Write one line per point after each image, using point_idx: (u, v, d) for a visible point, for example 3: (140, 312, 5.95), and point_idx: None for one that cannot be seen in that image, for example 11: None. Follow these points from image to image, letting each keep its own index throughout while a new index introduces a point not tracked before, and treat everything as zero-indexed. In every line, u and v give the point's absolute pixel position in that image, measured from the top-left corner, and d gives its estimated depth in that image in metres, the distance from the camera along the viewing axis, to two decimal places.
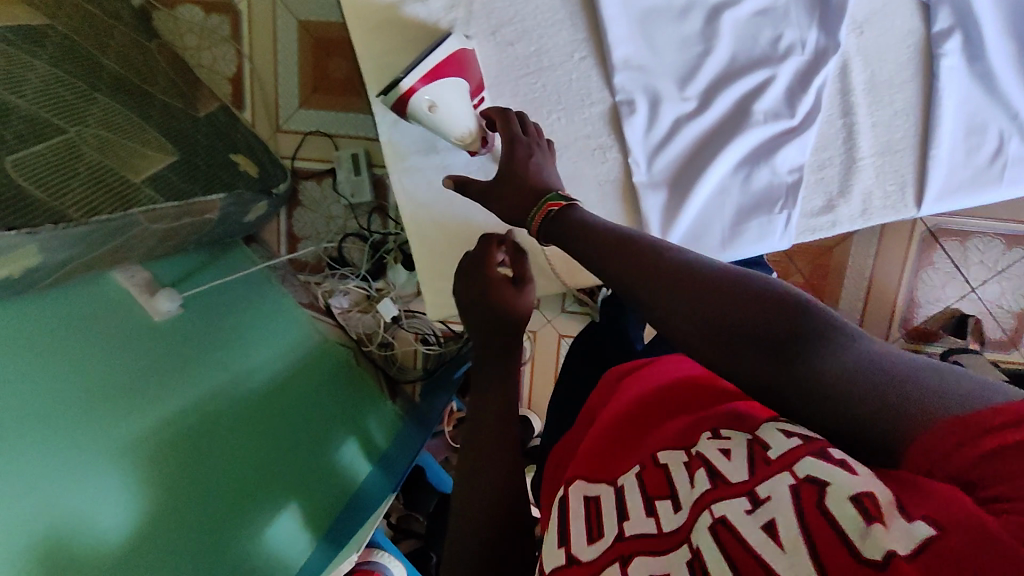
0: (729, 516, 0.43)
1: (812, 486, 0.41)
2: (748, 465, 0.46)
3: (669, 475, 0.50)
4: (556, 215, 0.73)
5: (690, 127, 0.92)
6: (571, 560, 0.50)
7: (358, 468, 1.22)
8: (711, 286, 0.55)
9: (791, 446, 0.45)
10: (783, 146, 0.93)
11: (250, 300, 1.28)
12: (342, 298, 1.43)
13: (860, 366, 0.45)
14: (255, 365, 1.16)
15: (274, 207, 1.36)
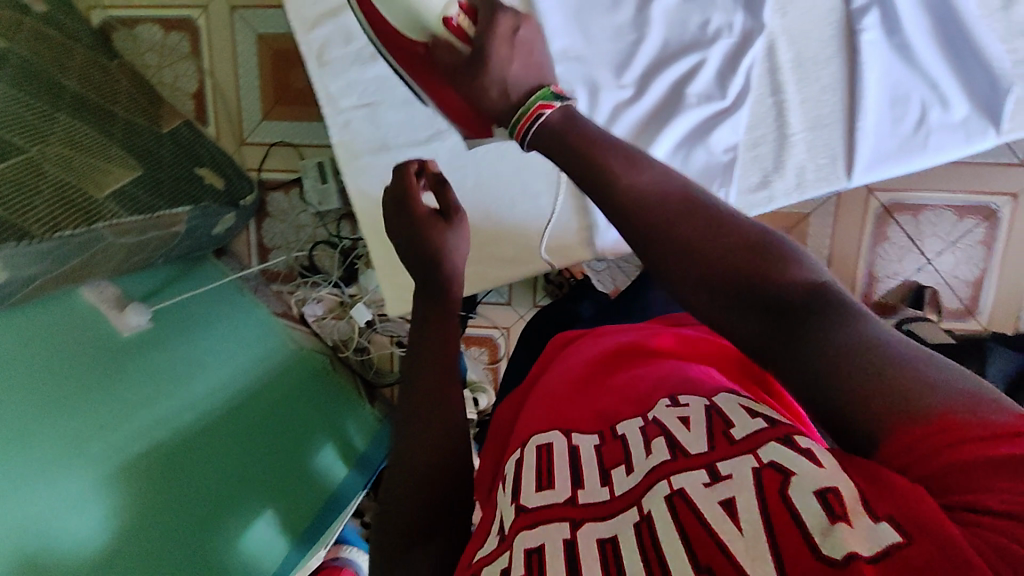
0: (687, 488, 0.45)
1: (779, 472, 0.42)
2: (708, 438, 0.49)
3: (627, 448, 0.53)
4: (545, 128, 0.61)
5: (635, 108, 1.06)
6: (520, 509, 0.53)
7: (336, 472, 1.22)
8: (694, 218, 0.52)
9: (760, 429, 0.47)
10: (715, 127, 1.06)
11: (222, 312, 1.29)
12: (315, 306, 1.44)
13: (828, 330, 0.43)
14: (229, 376, 1.16)
15: (242, 219, 1.37)
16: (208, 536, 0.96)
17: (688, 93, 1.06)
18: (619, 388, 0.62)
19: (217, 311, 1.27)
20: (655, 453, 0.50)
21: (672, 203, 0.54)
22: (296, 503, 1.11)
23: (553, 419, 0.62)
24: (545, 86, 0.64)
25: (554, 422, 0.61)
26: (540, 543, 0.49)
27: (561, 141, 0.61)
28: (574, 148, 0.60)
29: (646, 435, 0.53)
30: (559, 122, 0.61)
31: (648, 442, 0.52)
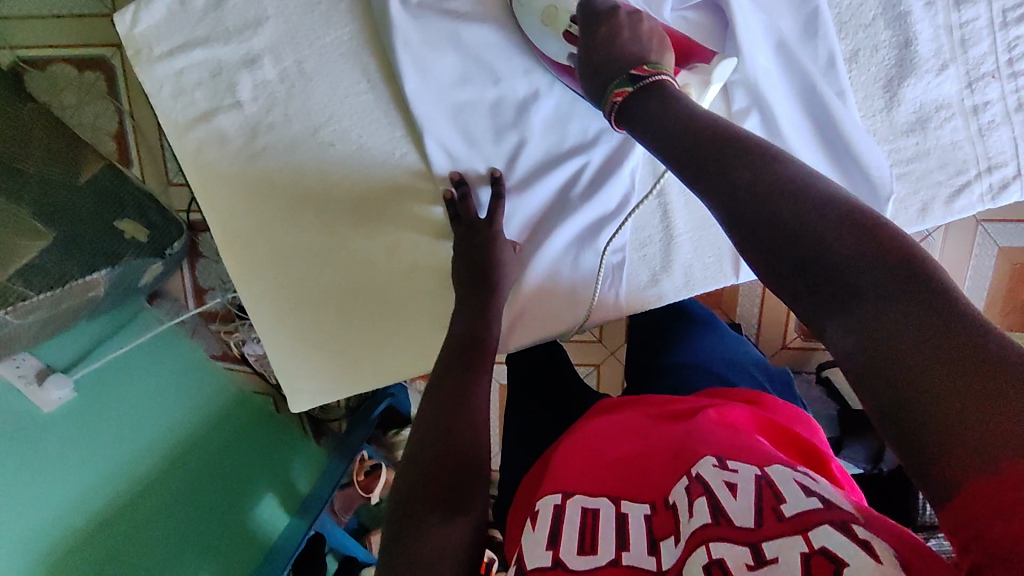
0: (727, 560, 0.39)
1: (831, 562, 0.36)
2: (755, 508, 0.41)
3: (673, 503, 0.45)
4: (625, 110, 0.55)
5: (525, 196, 0.72)
6: (557, 562, 0.43)
7: (275, 523, 1.26)
8: (820, 214, 0.41)
9: (812, 508, 0.40)
10: (604, 227, 0.73)
11: (153, 365, 1.23)
12: (256, 344, 1.36)
13: (951, 345, 0.34)
14: (162, 435, 1.14)
15: (171, 265, 1.30)
16: None
17: (572, 193, 0.73)
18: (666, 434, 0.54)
19: (152, 367, 1.23)
20: (698, 514, 0.42)
21: (815, 200, 0.42)
22: (232, 561, 1.14)
23: (587, 468, 0.52)
24: (621, 73, 0.56)
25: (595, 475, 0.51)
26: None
27: (646, 118, 0.53)
28: (677, 130, 0.50)
29: (690, 491, 0.44)
30: (643, 100, 0.53)
31: (691, 499, 0.44)
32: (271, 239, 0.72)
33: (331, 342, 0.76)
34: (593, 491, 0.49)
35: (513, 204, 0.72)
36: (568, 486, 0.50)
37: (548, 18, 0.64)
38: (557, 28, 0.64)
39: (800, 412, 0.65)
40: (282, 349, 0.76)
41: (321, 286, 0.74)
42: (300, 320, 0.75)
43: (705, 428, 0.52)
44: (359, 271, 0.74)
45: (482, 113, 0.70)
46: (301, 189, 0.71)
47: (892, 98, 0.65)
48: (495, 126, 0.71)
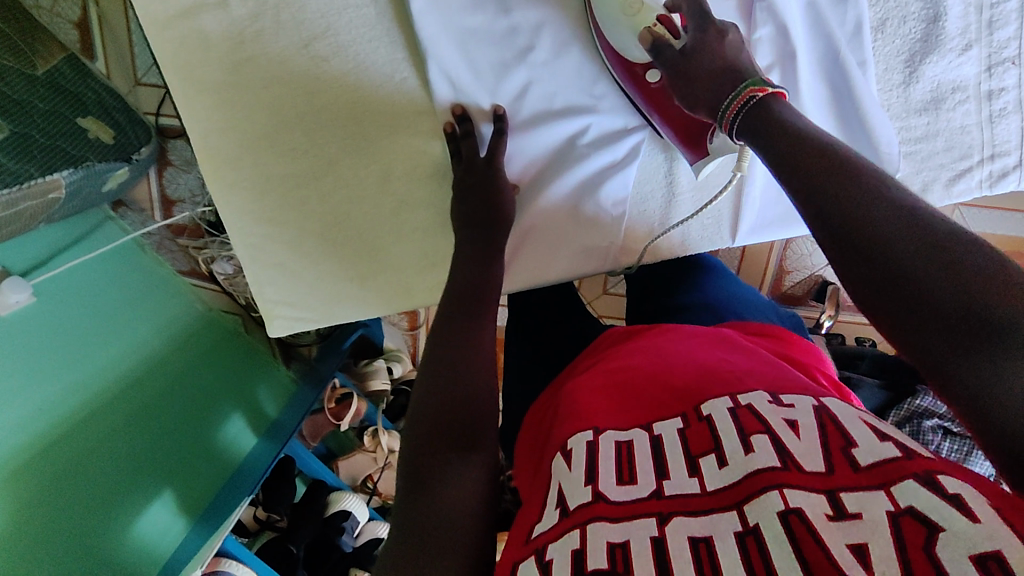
0: (806, 510, 0.37)
1: (921, 523, 0.34)
2: (825, 455, 0.40)
3: (717, 433, 0.43)
4: (749, 116, 0.55)
5: (532, 134, 0.70)
6: (597, 496, 0.42)
7: (241, 443, 1.25)
8: (951, 254, 0.42)
9: (890, 457, 0.38)
10: (606, 179, 0.73)
11: (115, 277, 1.18)
12: (226, 264, 1.31)
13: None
14: (125, 350, 1.10)
15: (139, 171, 1.22)
16: (107, 522, 0.97)
17: (578, 142, 0.72)
18: (701, 365, 0.51)
19: (117, 278, 1.18)
20: (760, 453, 0.41)
21: (931, 240, 0.43)
22: (198, 478, 1.14)
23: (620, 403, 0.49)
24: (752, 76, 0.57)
25: (632, 404, 0.48)
26: (624, 538, 0.39)
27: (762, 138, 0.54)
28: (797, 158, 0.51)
29: (744, 426, 0.43)
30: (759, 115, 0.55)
31: (749, 437, 0.42)
32: (261, 159, 0.69)
33: (312, 275, 0.74)
34: (625, 426, 0.47)
35: (519, 144, 0.70)
36: (597, 422, 0.48)
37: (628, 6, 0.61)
38: (641, 21, 0.61)
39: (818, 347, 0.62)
40: (258, 271, 0.73)
41: (312, 209, 0.71)
42: (282, 246, 0.72)
43: (743, 367, 0.50)
44: (346, 201, 0.72)
45: (491, 41, 0.66)
46: (291, 113, 0.67)
47: (912, 74, 0.64)
48: (504, 61, 0.67)
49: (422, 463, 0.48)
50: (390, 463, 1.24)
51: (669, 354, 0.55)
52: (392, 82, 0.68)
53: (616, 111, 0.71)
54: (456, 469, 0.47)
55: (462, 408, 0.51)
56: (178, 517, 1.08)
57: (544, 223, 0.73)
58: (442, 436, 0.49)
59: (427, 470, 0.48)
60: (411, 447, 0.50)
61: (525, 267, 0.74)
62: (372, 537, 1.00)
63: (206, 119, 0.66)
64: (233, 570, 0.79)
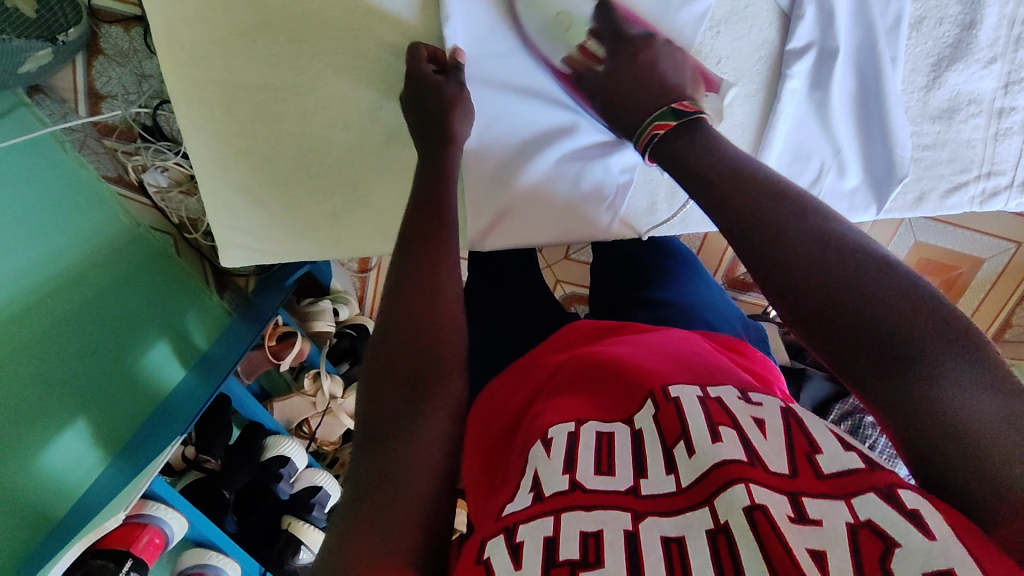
0: (768, 505, 0.36)
1: (878, 538, 0.34)
2: (789, 456, 0.39)
3: (685, 419, 0.42)
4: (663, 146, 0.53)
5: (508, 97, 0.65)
6: (575, 485, 0.41)
7: (167, 373, 1.15)
8: (878, 275, 0.40)
9: (854, 470, 0.37)
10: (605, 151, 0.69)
11: (28, 171, 1.04)
12: (158, 175, 1.22)
13: (969, 409, 0.36)
14: (38, 255, 0.98)
15: (65, 55, 1.07)
16: (13, 452, 0.85)
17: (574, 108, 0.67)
18: (670, 355, 0.52)
19: (29, 174, 1.04)
20: (726, 443, 0.40)
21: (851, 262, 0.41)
22: (119, 404, 1.04)
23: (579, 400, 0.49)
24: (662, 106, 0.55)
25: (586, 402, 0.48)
26: (598, 528, 0.38)
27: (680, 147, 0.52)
28: None
29: (711, 416, 0.42)
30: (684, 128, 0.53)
31: (716, 427, 0.41)
32: (236, 57, 0.60)
33: (281, 202, 0.67)
34: (611, 418, 0.47)
35: (498, 103, 0.65)
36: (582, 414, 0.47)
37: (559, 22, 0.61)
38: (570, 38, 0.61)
39: (776, 369, 0.60)
40: (216, 189, 0.65)
41: (289, 126, 0.63)
42: (247, 164, 0.65)
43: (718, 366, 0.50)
44: (328, 125, 0.64)
45: None
46: (275, 11, 0.58)
47: (935, 79, 0.64)
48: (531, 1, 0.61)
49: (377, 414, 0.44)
50: (331, 409, 1.17)
51: (639, 343, 0.55)
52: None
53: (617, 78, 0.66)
54: (413, 419, 0.43)
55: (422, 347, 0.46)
56: (92, 449, 0.97)
57: (535, 193, 0.69)
58: (392, 386, 0.45)
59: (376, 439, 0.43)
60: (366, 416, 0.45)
61: (499, 231, 0.70)
62: (308, 486, 0.95)
63: (174, 3, 0.57)
64: (160, 513, 0.72)
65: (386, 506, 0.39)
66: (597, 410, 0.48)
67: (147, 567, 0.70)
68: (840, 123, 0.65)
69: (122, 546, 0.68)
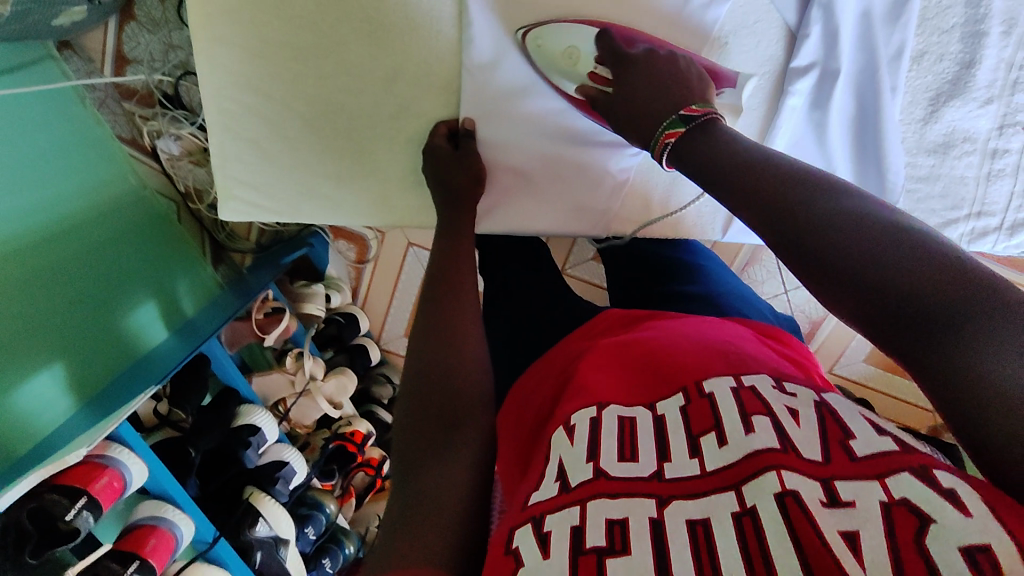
0: (802, 491, 0.39)
1: (912, 514, 0.36)
2: (822, 443, 0.42)
3: (718, 411, 0.46)
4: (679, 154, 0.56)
5: (506, 108, 0.68)
6: (599, 473, 0.43)
7: (150, 333, 1.14)
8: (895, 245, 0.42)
9: (886, 450, 0.40)
10: (605, 147, 0.71)
11: (47, 122, 1.07)
12: (171, 143, 1.24)
13: (989, 361, 0.37)
14: (48, 201, 1.01)
15: (97, 14, 1.11)
16: None
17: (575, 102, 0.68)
18: (710, 341, 0.56)
19: (47, 125, 1.07)
20: (760, 434, 0.43)
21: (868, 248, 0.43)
22: (97, 357, 1.02)
23: (619, 388, 0.52)
24: (670, 113, 0.57)
25: (629, 391, 0.51)
26: (623, 516, 0.40)
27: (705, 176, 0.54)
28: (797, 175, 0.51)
29: (746, 407, 0.45)
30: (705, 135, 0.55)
31: (750, 417, 0.44)
32: (263, 12, 0.61)
33: (286, 158, 0.68)
34: (632, 402, 0.50)
35: (505, 90, 0.67)
36: (601, 396, 0.50)
37: (567, 57, 0.64)
38: (577, 72, 0.64)
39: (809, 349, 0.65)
40: (226, 140, 0.67)
41: (305, 87, 0.65)
42: (258, 119, 0.66)
43: (753, 358, 0.53)
44: (344, 89, 0.66)
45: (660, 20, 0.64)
46: None
47: (933, 113, 0.68)
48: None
49: (410, 436, 0.52)
50: (309, 391, 1.15)
51: (674, 328, 0.60)
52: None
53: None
54: (447, 446, 0.51)
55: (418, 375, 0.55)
56: (64, 394, 0.95)
57: (532, 194, 0.73)
58: (425, 421, 0.52)
59: (413, 454, 0.51)
60: (403, 441, 0.52)
61: (495, 216, 0.73)
62: (274, 460, 0.94)
63: None
64: (122, 458, 0.71)
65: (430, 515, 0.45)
66: (625, 397, 0.50)
67: (101, 510, 0.68)
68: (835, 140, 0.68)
69: (78, 485, 0.67)
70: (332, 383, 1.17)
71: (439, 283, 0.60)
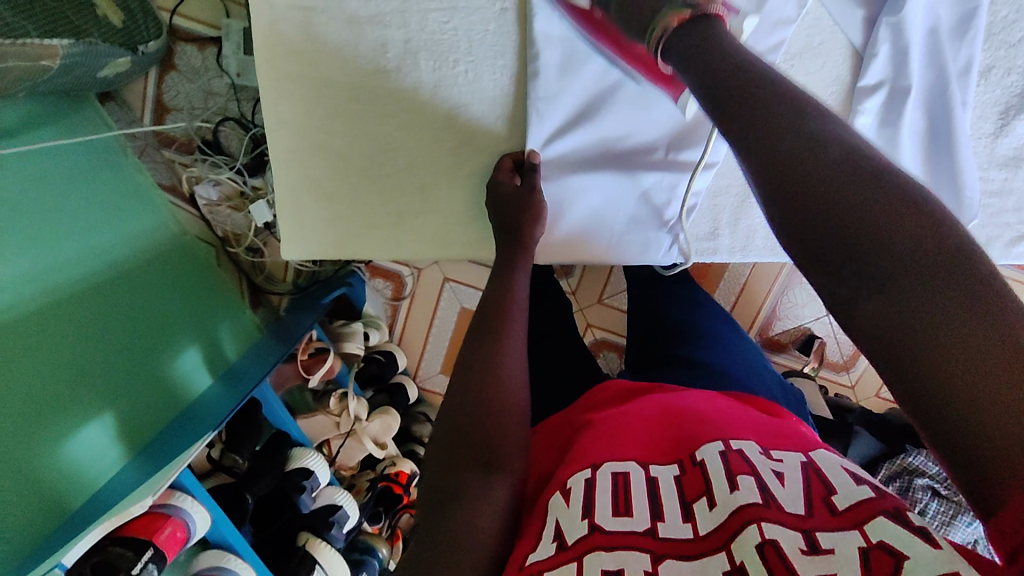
0: (782, 543, 0.39)
1: (887, 553, 0.36)
2: (805, 498, 0.42)
3: (709, 479, 0.45)
4: (674, 44, 0.52)
5: (567, 135, 0.68)
6: (595, 528, 0.43)
7: (195, 379, 1.12)
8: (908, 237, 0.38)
9: (863, 500, 0.40)
10: (667, 178, 0.70)
11: (89, 171, 1.09)
12: (211, 188, 1.25)
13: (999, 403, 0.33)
14: (93, 247, 1.02)
15: (140, 66, 1.15)
16: (43, 435, 0.83)
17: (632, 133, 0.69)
18: (705, 414, 0.55)
19: (90, 174, 1.09)
20: (745, 491, 0.42)
21: (844, 199, 0.40)
22: (145, 406, 1.01)
23: (610, 442, 0.52)
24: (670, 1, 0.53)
25: (616, 446, 0.51)
26: (619, 567, 0.40)
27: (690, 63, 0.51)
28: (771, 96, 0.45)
29: (732, 468, 0.45)
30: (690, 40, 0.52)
31: (735, 476, 0.44)
32: (329, 56, 0.64)
33: (349, 197, 0.68)
34: (624, 458, 0.49)
35: (566, 122, 0.67)
36: (597, 459, 0.49)
37: None
38: None
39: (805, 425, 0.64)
40: (291, 184, 0.68)
41: (370, 124, 0.66)
42: (323, 160, 0.67)
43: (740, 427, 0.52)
44: (405, 126, 0.67)
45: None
46: (365, 15, 0.63)
47: (1003, 126, 0.67)
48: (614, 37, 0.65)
49: (444, 477, 0.49)
50: (354, 431, 1.14)
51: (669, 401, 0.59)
52: (491, 9, 0.65)
53: (665, 122, 0.69)
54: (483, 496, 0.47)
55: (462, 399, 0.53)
56: (115, 442, 0.94)
57: (594, 223, 0.72)
58: (458, 460, 0.50)
59: (448, 492, 0.48)
60: (431, 471, 0.51)
61: (563, 248, 0.72)
62: (327, 503, 0.92)
63: (280, 9, 0.62)
64: (184, 505, 0.69)
65: (454, 550, 0.43)
66: (613, 452, 0.50)
67: (166, 561, 0.67)
68: (911, 156, 0.66)
69: (144, 535, 0.66)
70: (377, 422, 1.15)
71: (508, 317, 0.60)
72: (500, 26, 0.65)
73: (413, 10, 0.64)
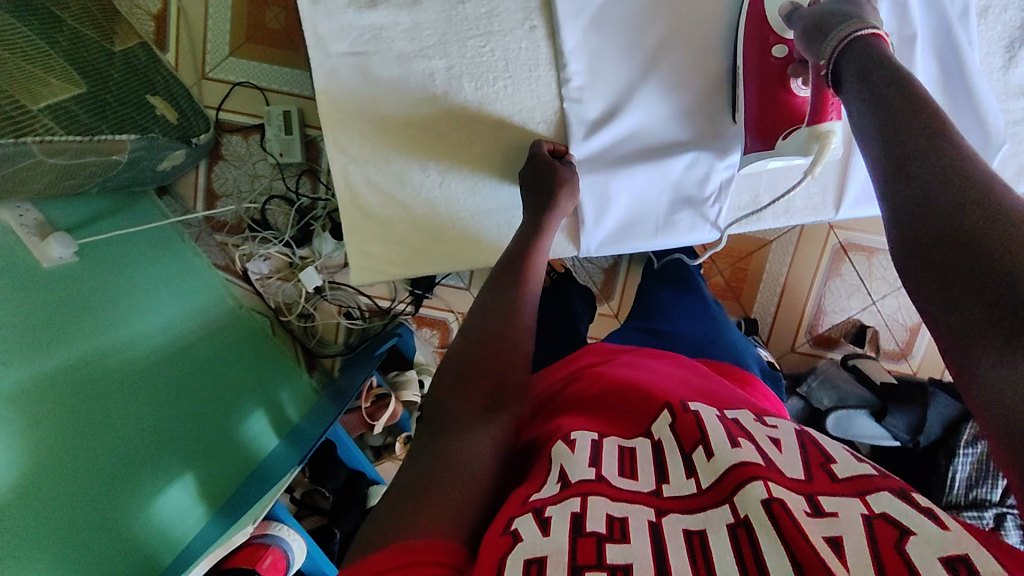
0: (785, 500, 0.38)
1: (893, 526, 0.35)
2: (805, 467, 0.42)
3: (703, 426, 0.46)
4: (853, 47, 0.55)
5: (602, 132, 0.75)
6: (601, 478, 0.43)
7: (263, 442, 1.15)
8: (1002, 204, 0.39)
9: (868, 475, 0.40)
10: (696, 161, 0.77)
11: (149, 256, 1.15)
12: (261, 263, 1.33)
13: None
14: (161, 322, 1.06)
15: (191, 158, 1.25)
16: (132, 492, 0.85)
17: (655, 127, 0.76)
18: (699, 383, 0.58)
19: (152, 261, 1.15)
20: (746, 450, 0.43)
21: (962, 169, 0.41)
22: (223, 466, 1.03)
23: (614, 418, 0.52)
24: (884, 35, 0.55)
25: (624, 412, 0.52)
26: (623, 515, 0.40)
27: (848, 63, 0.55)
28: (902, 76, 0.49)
29: (730, 431, 0.46)
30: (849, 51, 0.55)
31: (735, 437, 0.45)
32: (384, 91, 0.72)
33: (421, 209, 0.75)
34: (630, 434, 0.49)
35: (599, 125, 0.75)
36: (603, 428, 0.50)
37: None
38: None
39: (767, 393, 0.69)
40: (350, 209, 0.74)
41: (422, 146, 0.74)
42: (382, 184, 0.74)
43: (727, 394, 0.56)
44: (457, 145, 0.75)
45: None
46: (412, 52, 0.71)
47: (1012, 59, 0.77)
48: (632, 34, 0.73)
49: (462, 404, 0.51)
50: None
51: (659, 365, 0.62)
52: (522, 28, 0.73)
53: (684, 113, 0.76)
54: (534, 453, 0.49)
55: (503, 352, 0.55)
56: (197, 502, 0.96)
57: (639, 205, 0.79)
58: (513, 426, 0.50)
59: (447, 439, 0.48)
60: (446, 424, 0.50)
61: (619, 238, 0.79)
62: None
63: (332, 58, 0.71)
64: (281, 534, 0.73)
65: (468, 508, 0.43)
66: (615, 427, 0.50)
67: None
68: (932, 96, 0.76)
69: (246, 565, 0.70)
70: None
71: None
72: (534, 44, 0.73)
73: (454, 38, 0.72)
